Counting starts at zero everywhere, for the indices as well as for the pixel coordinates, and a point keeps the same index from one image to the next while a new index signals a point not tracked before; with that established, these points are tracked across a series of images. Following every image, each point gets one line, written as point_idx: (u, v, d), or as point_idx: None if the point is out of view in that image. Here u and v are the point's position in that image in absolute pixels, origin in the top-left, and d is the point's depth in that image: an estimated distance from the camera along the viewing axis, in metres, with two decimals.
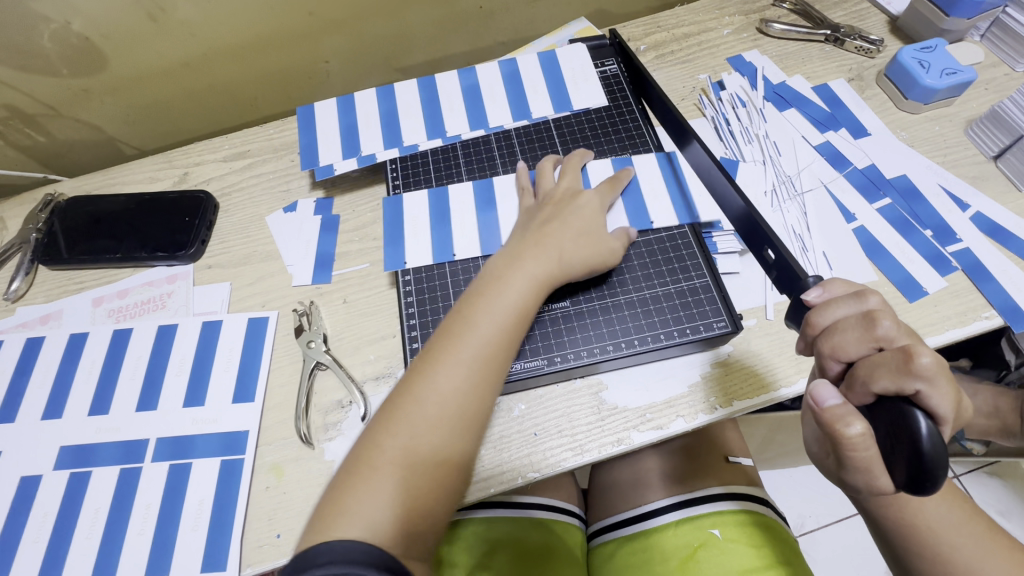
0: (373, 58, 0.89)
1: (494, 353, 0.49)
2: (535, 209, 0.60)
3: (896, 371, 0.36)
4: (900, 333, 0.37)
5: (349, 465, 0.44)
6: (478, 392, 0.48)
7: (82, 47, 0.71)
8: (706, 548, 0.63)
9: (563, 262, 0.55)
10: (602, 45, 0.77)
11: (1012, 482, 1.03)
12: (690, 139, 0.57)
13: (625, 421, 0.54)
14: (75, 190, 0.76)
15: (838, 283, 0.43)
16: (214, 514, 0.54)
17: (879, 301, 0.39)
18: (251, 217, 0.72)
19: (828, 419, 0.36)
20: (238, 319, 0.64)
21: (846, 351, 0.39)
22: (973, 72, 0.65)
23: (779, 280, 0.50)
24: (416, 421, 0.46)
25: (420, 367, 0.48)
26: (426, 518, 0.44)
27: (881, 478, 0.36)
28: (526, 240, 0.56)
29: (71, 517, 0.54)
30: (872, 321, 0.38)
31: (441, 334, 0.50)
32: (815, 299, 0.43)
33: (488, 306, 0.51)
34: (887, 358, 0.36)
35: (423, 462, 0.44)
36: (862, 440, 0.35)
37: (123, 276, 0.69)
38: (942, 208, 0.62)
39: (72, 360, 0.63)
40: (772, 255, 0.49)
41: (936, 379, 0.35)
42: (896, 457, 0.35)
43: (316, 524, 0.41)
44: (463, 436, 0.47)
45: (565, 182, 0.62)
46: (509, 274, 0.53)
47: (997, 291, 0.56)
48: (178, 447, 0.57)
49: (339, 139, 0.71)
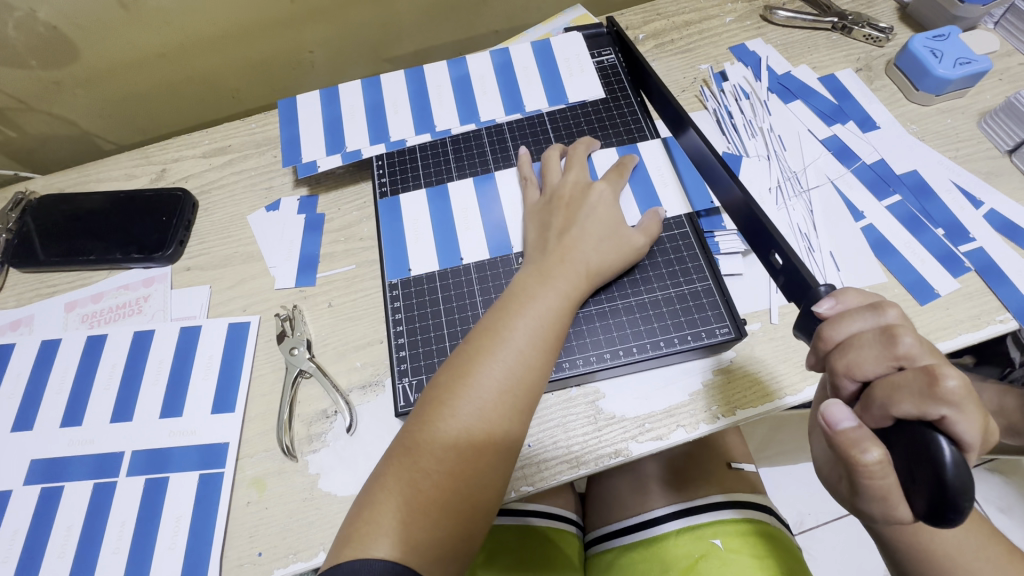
0: (361, 48, 0.85)
1: (531, 367, 0.46)
2: (546, 216, 0.57)
3: (920, 394, 0.33)
4: (922, 350, 0.35)
5: (386, 484, 0.42)
6: (521, 410, 0.45)
7: (50, 37, 0.67)
8: (707, 558, 0.61)
9: (592, 275, 0.52)
10: (599, 33, 0.74)
11: (1015, 479, 1.01)
12: (686, 127, 0.56)
13: (623, 431, 0.51)
14: (48, 187, 0.73)
15: (851, 293, 0.40)
16: (192, 532, 0.51)
17: (898, 314, 0.37)
18: (232, 216, 0.69)
19: (842, 441, 0.35)
20: (218, 324, 0.61)
21: (862, 369, 0.36)
22: (988, 62, 0.62)
23: (787, 286, 0.47)
24: (458, 439, 0.43)
25: (459, 378, 0.45)
26: (465, 544, 0.42)
27: (900, 507, 0.34)
28: (549, 256, 0.53)
29: (42, 535, 0.52)
30: (891, 338, 0.35)
31: (477, 344, 0.47)
32: (827, 310, 0.40)
33: (529, 315, 0.48)
34: (909, 379, 0.34)
35: (465, 486, 0.42)
36: (880, 467, 0.34)
37: (97, 279, 0.66)
38: (954, 205, 0.59)
39: (43, 369, 0.60)
40: (779, 260, 0.47)
41: (965, 404, 0.32)
42: (915, 486, 0.33)
43: (352, 547, 0.39)
44: (507, 456, 0.44)
45: (574, 175, 0.59)
46: (543, 282, 0.50)
47: (1013, 293, 0.53)
48: (154, 461, 0.54)
49: (323, 134, 0.68)
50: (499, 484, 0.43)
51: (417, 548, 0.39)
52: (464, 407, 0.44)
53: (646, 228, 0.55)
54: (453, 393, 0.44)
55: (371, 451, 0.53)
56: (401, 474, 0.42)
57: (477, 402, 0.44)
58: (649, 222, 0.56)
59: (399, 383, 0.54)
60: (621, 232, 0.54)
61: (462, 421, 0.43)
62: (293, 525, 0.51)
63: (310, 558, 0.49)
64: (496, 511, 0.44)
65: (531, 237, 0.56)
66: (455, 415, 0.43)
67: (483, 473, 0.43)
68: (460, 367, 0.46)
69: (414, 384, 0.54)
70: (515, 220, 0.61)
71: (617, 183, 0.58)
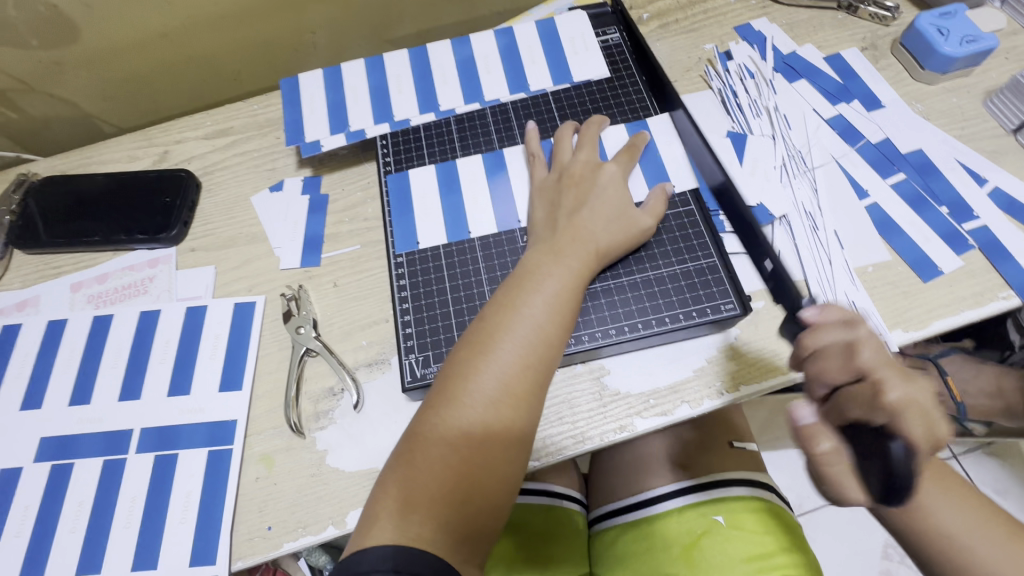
0: (362, 29, 0.85)
1: (548, 342, 0.47)
2: (555, 195, 0.57)
3: (869, 400, 0.39)
4: (879, 362, 0.40)
5: (410, 462, 0.42)
6: (541, 386, 0.46)
7: (50, 17, 0.67)
8: (710, 535, 0.62)
9: (600, 254, 0.52)
10: (604, 13, 0.73)
11: (1011, 462, 1.02)
12: (674, 105, 0.62)
13: (628, 407, 0.52)
14: (50, 169, 0.73)
15: (834, 305, 0.44)
16: (202, 507, 0.51)
17: (867, 332, 0.42)
18: (235, 197, 0.69)
19: (801, 435, 0.40)
20: (224, 304, 0.61)
21: (830, 377, 0.41)
22: (994, 40, 0.62)
23: (776, 290, 0.55)
24: (481, 416, 0.43)
25: (479, 355, 0.45)
26: (490, 520, 0.43)
27: (852, 495, 0.39)
28: (559, 234, 0.53)
29: (54, 509, 0.52)
30: (853, 352, 0.41)
31: (494, 320, 0.47)
32: (811, 317, 0.44)
33: (545, 291, 0.48)
34: (862, 390, 0.39)
35: (490, 463, 0.43)
36: (829, 457, 0.39)
37: (102, 260, 0.66)
38: (958, 183, 0.59)
39: (50, 348, 0.60)
40: (769, 266, 0.54)
41: (904, 412, 0.38)
42: (870, 475, 0.38)
43: (380, 526, 0.40)
44: (529, 432, 0.45)
45: (584, 155, 0.59)
46: (557, 261, 0.50)
47: (1015, 271, 0.54)
48: (163, 438, 0.54)
49: (327, 114, 0.68)
50: (522, 460, 0.44)
51: (445, 527, 0.40)
52: (486, 384, 0.44)
53: (652, 208, 0.55)
54: (473, 368, 0.45)
55: (378, 428, 0.54)
56: (424, 453, 0.42)
57: (498, 378, 0.44)
58: (656, 200, 0.56)
59: (406, 359, 0.54)
60: (629, 214, 0.54)
61: (485, 396, 0.44)
62: (301, 500, 0.51)
63: (319, 532, 0.50)
64: (519, 487, 0.44)
65: (538, 216, 0.56)
66: (476, 391, 0.44)
67: (507, 452, 0.43)
68: (478, 344, 0.46)
69: (421, 360, 0.54)
70: (521, 200, 0.61)
71: (628, 165, 0.58)
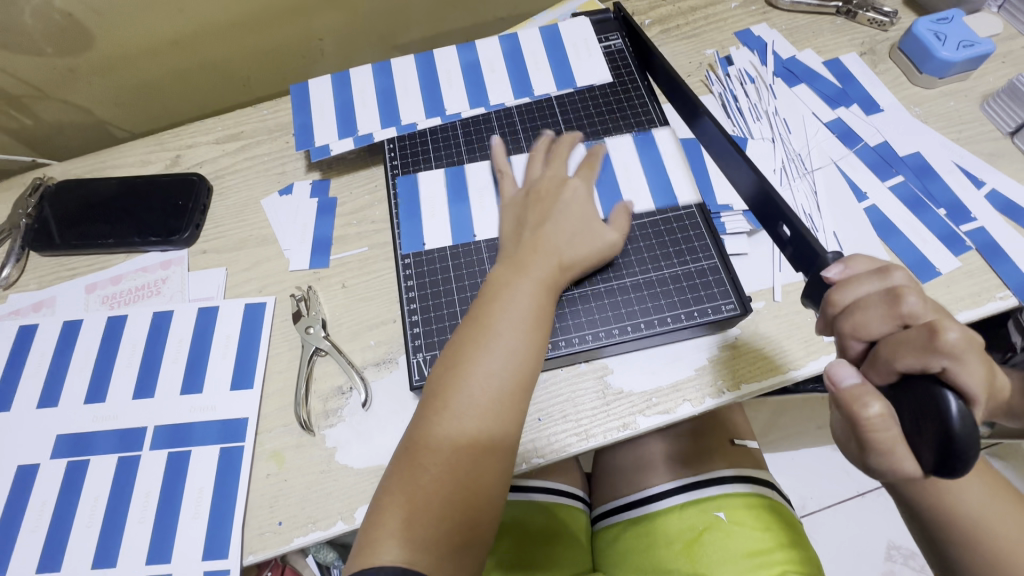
0: (369, 36, 0.86)
1: (517, 353, 0.47)
2: (522, 210, 0.58)
3: (920, 348, 0.34)
4: (925, 309, 0.36)
5: (393, 484, 0.44)
6: (516, 396, 0.47)
7: (65, 25, 0.69)
8: (711, 531, 0.63)
9: (564, 267, 0.53)
10: (606, 18, 0.75)
11: (1013, 463, 1.03)
12: (702, 117, 0.56)
13: (631, 406, 0.53)
14: (65, 174, 0.74)
15: (860, 259, 0.41)
16: (214, 502, 0.53)
17: (904, 276, 0.38)
18: (245, 200, 0.70)
19: (846, 398, 0.35)
20: (235, 304, 0.63)
21: (869, 329, 0.37)
22: (990, 44, 0.63)
23: (795, 257, 0.48)
24: (457, 434, 0.45)
25: (450, 375, 0.47)
26: (483, 526, 0.44)
27: (905, 462, 0.34)
28: (523, 249, 0.54)
29: (70, 505, 0.54)
30: (896, 298, 0.36)
31: (465, 338, 0.49)
32: (836, 275, 0.41)
33: (511, 306, 0.49)
34: (912, 335, 0.35)
35: (473, 478, 0.44)
36: (881, 421, 0.34)
37: (115, 262, 0.67)
38: (956, 185, 0.60)
39: (66, 348, 0.61)
40: (787, 232, 0.48)
41: (963, 355, 0.33)
42: (922, 438, 0.33)
43: (369, 549, 0.41)
44: (510, 440, 0.46)
45: (551, 170, 0.60)
46: (521, 276, 0.51)
47: (1012, 272, 0.55)
48: (176, 436, 0.56)
49: (335, 119, 0.69)
50: (506, 467, 0.45)
51: (436, 538, 0.42)
52: (460, 400, 0.45)
53: (617, 223, 0.56)
54: (445, 388, 0.46)
55: (386, 426, 0.55)
56: (406, 473, 0.44)
57: (472, 394, 0.45)
58: (620, 216, 0.57)
59: (414, 358, 0.56)
60: (592, 227, 0.55)
61: (458, 415, 0.45)
62: (311, 496, 0.52)
63: (328, 527, 0.51)
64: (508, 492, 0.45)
65: (507, 232, 0.58)
66: (450, 411, 0.45)
67: (487, 465, 0.44)
68: (451, 362, 0.48)
69: (429, 359, 0.55)
70: None
71: (590, 177, 0.60)
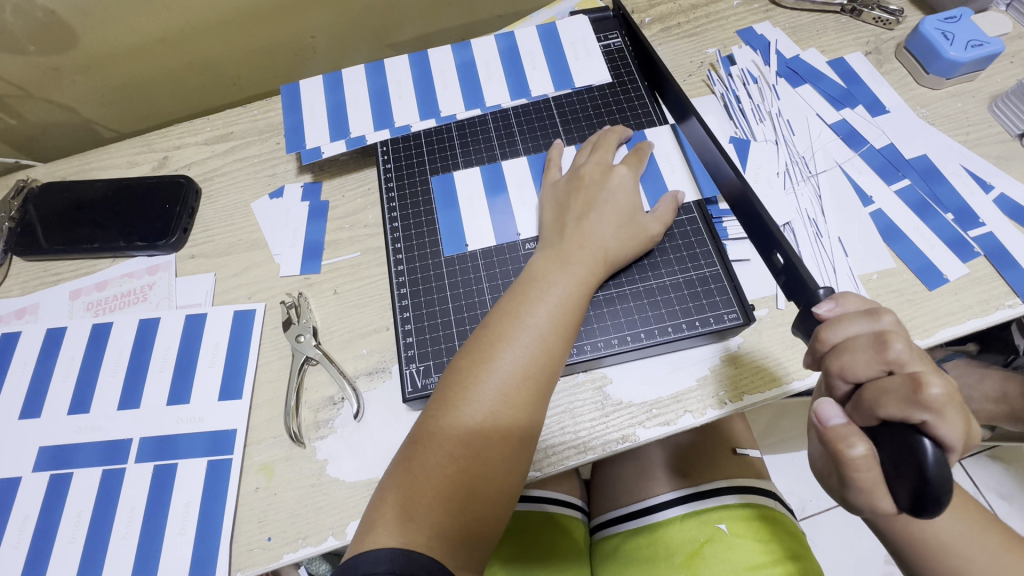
0: (363, 34, 0.85)
1: (549, 350, 0.46)
2: (564, 197, 0.56)
3: (903, 399, 0.33)
4: (912, 356, 0.35)
5: (408, 469, 0.42)
6: (542, 395, 0.45)
7: (49, 23, 0.66)
8: (713, 543, 0.62)
9: (609, 261, 0.52)
10: (606, 17, 0.73)
11: (1015, 465, 1.01)
12: (690, 116, 0.56)
13: (630, 417, 0.51)
14: (50, 175, 0.72)
15: (853, 297, 0.40)
16: (201, 516, 0.51)
17: (893, 321, 0.37)
18: (235, 203, 0.68)
19: (831, 437, 0.35)
20: (224, 311, 0.61)
21: (855, 372, 0.36)
22: (999, 44, 0.62)
23: (787, 286, 0.47)
24: (481, 424, 0.43)
25: (480, 364, 0.45)
26: (489, 528, 0.42)
27: (883, 500, 0.34)
28: (567, 240, 0.52)
29: (52, 521, 0.52)
30: (883, 344, 0.35)
31: (497, 328, 0.47)
32: (827, 312, 0.40)
33: (549, 299, 0.48)
34: (895, 384, 0.34)
35: (488, 472, 0.42)
36: (864, 461, 0.34)
37: (100, 267, 0.65)
38: (964, 189, 0.58)
39: (49, 356, 0.60)
40: (781, 259, 0.46)
41: (945, 411, 0.32)
42: (900, 481, 0.32)
43: (375, 532, 0.40)
44: (529, 442, 0.44)
45: (597, 157, 0.58)
46: (557, 273, 0.50)
47: (1021, 279, 0.53)
48: (162, 448, 0.54)
49: (327, 120, 0.68)
50: (521, 470, 0.44)
51: (443, 533, 0.40)
52: (486, 393, 0.44)
53: (660, 214, 0.55)
54: (473, 377, 0.45)
55: (379, 438, 0.54)
56: (422, 459, 0.42)
57: (499, 387, 0.44)
58: (665, 207, 0.55)
59: (407, 369, 0.54)
60: (638, 220, 0.54)
61: (486, 406, 0.44)
62: (302, 511, 0.51)
63: (318, 543, 0.50)
64: (519, 496, 0.44)
65: (548, 219, 0.56)
66: (477, 400, 0.44)
67: (507, 461, 0.43)
68: (479, 353, 0.46)
69: (422, 370, 0.54)
70: (523, 207, 0.61)
71: (637, 168, 0.58)
